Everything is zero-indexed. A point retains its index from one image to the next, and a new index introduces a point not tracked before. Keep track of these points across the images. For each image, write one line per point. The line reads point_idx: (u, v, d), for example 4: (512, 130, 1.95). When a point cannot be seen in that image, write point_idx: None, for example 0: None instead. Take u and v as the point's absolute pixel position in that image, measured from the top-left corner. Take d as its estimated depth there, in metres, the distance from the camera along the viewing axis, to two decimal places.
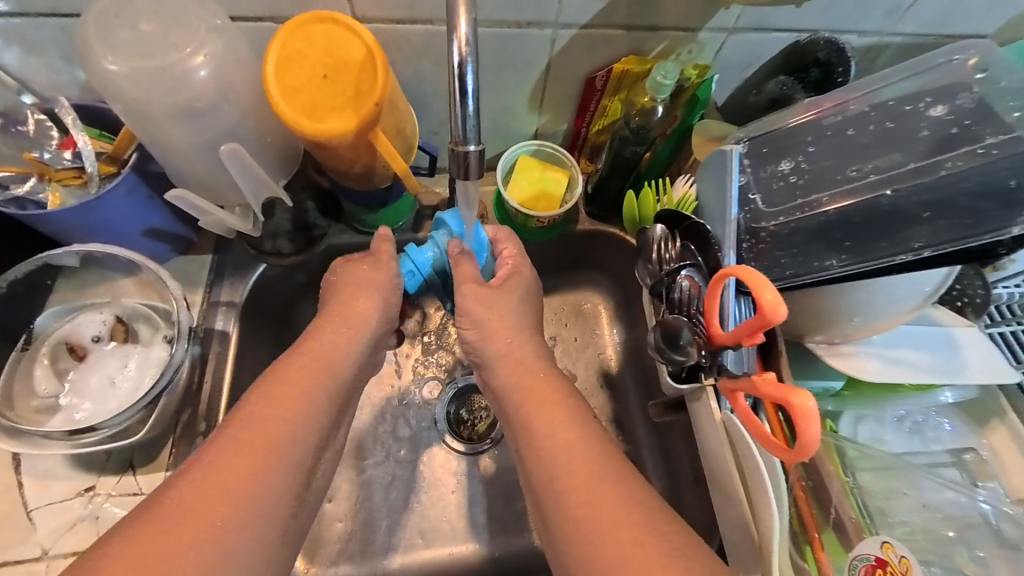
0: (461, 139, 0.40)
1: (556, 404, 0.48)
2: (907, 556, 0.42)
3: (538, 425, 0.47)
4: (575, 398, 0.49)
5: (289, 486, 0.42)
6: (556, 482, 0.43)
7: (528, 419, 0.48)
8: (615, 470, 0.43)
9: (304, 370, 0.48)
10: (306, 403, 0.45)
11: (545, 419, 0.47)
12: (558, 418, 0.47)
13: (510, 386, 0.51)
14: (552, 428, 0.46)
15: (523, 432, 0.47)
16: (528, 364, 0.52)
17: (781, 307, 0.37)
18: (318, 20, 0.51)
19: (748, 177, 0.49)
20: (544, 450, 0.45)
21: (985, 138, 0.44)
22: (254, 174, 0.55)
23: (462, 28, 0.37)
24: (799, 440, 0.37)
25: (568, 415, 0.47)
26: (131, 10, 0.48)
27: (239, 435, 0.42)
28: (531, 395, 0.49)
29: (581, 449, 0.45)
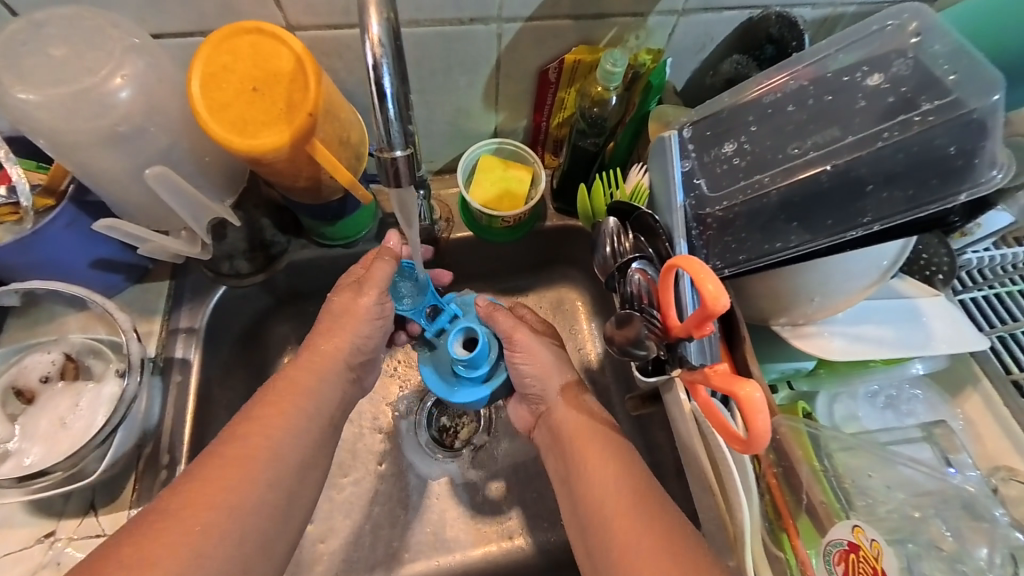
0: (386, 145, 0.38)
1: (599, 447, 0.51)
2: (877, 539, 0.42)
3: (586, 461, 0.51)
4: (618, 438, 0.53)
5: (272, 497, 0.47)
6: (602, 514, 0.47)
7: (575, 454, 0.52)
8: (657, 509, 0.46)
9: (290, 391, 0.53)
10: (292, 424, 0.51)
11: (590, 458, 0.51)
12: (601, 458, 0.50)
13: (561, 423, 0.55)
14: (596, 466, 0.50)
15: (575, 471, 0.51)
16: (574, 405, 0.56)
17: (723, 296, 0.36)
18: (243, 31, 0.49)
19: (692, 163, 0.48)
20: (590, 484, 0.49)
21: (922, 105, 0.42)
22: (187, 196, 0.53)
23: (375, 28, 0.35)
24: (750, 433, 0.37)
25: (611, 454, 0.51)
26: (44, 35, 0.47)
27: (226, 451, 0.47)
28: (578, 434, 0.53)
29: (620, 485, 0.48)
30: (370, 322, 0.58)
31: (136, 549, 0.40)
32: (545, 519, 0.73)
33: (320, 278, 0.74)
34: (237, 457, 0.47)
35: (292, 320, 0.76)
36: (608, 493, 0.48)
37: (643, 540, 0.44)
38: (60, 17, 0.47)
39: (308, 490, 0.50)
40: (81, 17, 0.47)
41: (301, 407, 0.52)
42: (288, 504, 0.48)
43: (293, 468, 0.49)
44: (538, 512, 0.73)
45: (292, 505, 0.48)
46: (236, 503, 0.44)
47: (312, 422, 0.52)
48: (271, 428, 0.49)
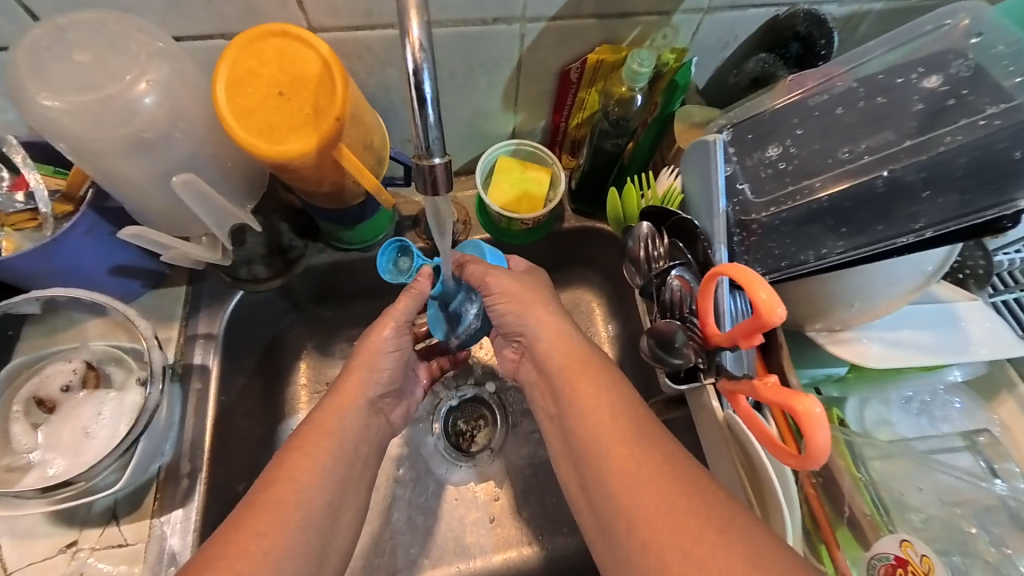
0: (423, 152, 0.37)
1: (593, 385, 0.48)
2: (927, 554, 0.41)
3: (578, 393, 0.48)
4: (611, 375, 0.49)
5: (305, 543, 0.45)
6: (601, 455, 0.44)
7: (567, 385, 0.49)
8: (658, 445, 0.43)
9: (315, 434, 0.51)
10: (321, 470, 0.49)
11: (584, 397, 0.47)
12: (594, 397, 0.47)
13: (548, 362, 0.51)
14: (589, 406, 0.47)
15: (567, 413, 0.48)
16: (560, 342, 0.52)
17: (778, 306, 0.35)
18: (268, 34, 0.47)
19: (735, 166, 0.47)
20: (583, 416, 0.47)
21: (985, 109, 0.41)
22: (214, 203, 0.53)
23: (415, 32, 0.34)
24: (809, 448, 0.36)
25: (603, 389, 0.48)
26: (65, 40, 0.45)
27: (267, 493, 0.46)
28: (569, 373, 0.50)
29: (616, 426, 0.45)
30: (392, 355, 0.57)
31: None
32: (565, 523, 0.72)
33: (336, 282, 0.73)
34: (266, 513, 0.45)
35: (308, 324, 0.75)
36: (604, 433, 0.45)
37: (645, 479, 0.41)
38: (81, 20, 0.46)
39: (346, 519, 0.50)
40: (104, 21, 0.46)
41: (329, 450, 0.50)
42: (323, 548, 0.47)
43: (326, 509, 0.48)
44: (558, 517, 0.72)
45: (327, 547, 0.47)
46: (267, 553, 0.43)
47: (342, 464, 0.51)
48: (299, 480, 0.47)
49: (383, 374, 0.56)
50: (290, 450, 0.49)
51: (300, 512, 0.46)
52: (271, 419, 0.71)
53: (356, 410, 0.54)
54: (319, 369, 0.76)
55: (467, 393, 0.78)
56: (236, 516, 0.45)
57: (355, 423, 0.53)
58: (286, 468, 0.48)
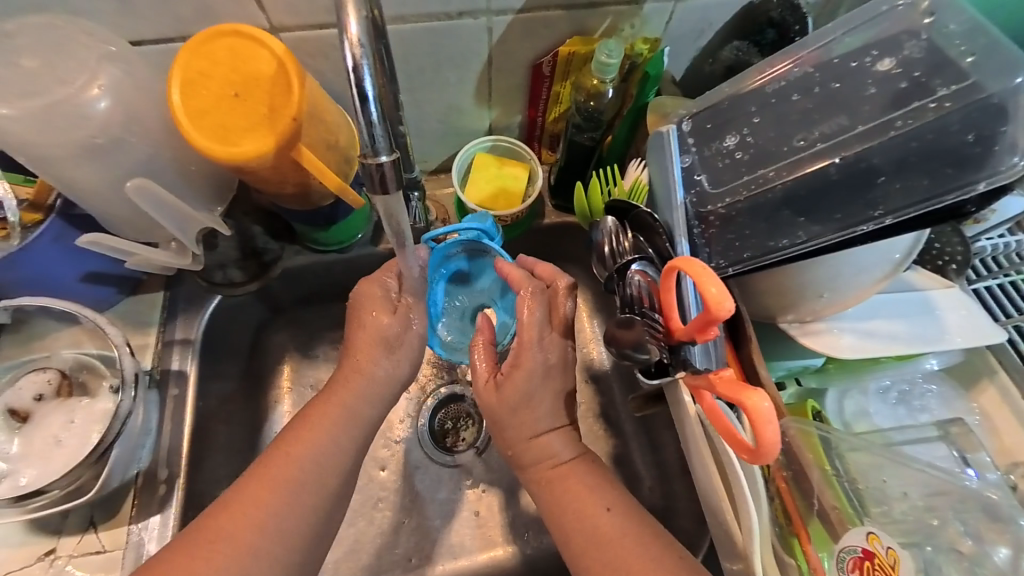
0: (369, 150, 0.37)
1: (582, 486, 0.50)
2: (893, 547, 0.41)
3: (572, 496, 0.49)
4: (597, 479, 0.50)
5: (317, 498, 0.49)
6: (591, 553, 0.46)
7: (561, 491, 0.50)
8: (651, 547, 0.45)
9: (329, 408, 0.53)
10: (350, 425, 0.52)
11: (575, 506, 0.49)
12: (581, 504, 0.48)
13: (534, 469, 0.52)
14: (574, 514, 0.48)
15: (554, 522, 0.49)
16: (548, 455, 0.51)
17: (727, 300, 0.35)
18: (221, 35, 0.47)
19: (693, 158, 0.46)
20: (576, 519, 0.48)
21: (938, 90, 0.40)
22: (173, 209, 0.52)
23: (351, 28, 0.33)
24: (759, 443, 0.36)
25: (592, 489, 0.49)
26: (14, 46, 0.45)
27: (271, 464, 0.49)
28: (555, 479, 0.51)
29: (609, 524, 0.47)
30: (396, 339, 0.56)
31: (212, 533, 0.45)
32: None
33: (314, 285, 0.73)
34: (296, 455, 0.49)
35: (289, 326, 0.75)
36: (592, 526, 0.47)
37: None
38: (32, 26, 0.45)
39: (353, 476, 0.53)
40: (54, 26, 0.46)
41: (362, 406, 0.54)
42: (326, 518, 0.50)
43: (346, 470, 0.51)
44: (541, 517, 0.71)
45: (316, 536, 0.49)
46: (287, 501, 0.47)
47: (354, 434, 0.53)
48: (323, 433, 0.51)
49: (386, 357, 0.56)
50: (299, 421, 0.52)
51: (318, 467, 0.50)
52: (253, 422, 0.71)
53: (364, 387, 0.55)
54: (301, 372, 0.75)
55: (453, 393, 0.78)
56: (249, 476, 0.48)
57: (364, 398, 0.54)
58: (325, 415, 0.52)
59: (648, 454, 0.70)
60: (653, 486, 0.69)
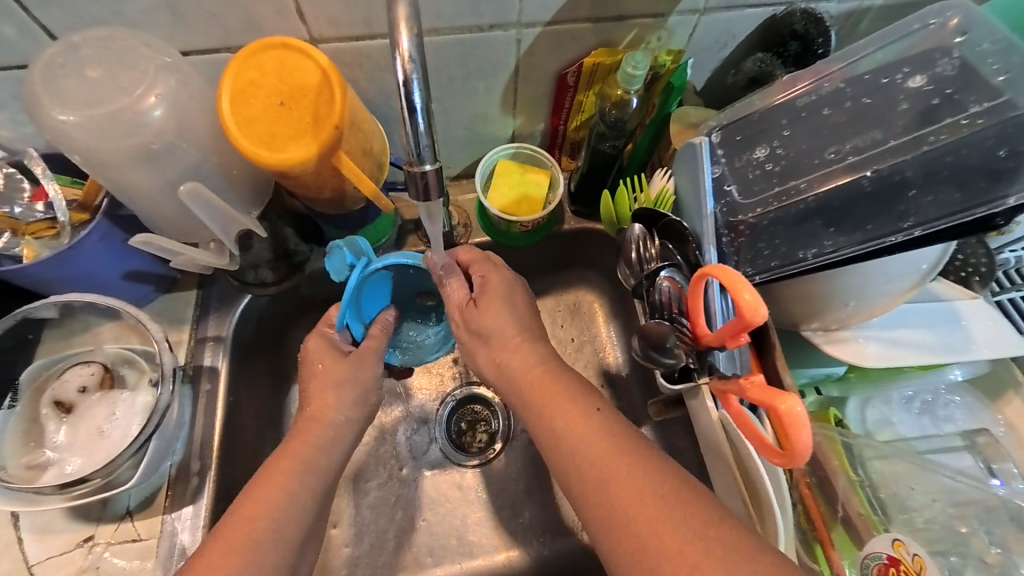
0: (415, 159, 0.39)
1: (562, 397, 0.49)
2: (920, 554, 0.41)
3: (553, 406, 0.49)
4: (581, 385, 0.51)
5: (296, 524, 0.48)
6: (573, 467, 0.45)
7: (541, 401, 0.50)
8: (633, 449, 0.44)
9: (297, 452, 0.52)
10: (309, 446, 0.52)
11: (556, 414, 0.48)
12: (565, 406, 0.48)
13: (516, 374, 0.52)
14: (560, 419, 0.48)
15: (536, 422, 0.50)
16: (530, 359, 0.52)
17: (761, 307, 0.36)
18: (270, 47, 0.49)
19: (723, 168, 0.47)
20: (556, 425, 0.48)
21: (969, 107, 0.41)
22: (219, 210, 0.54)
23: (404, 44, 0.35)
24: (791, 446, 0.37)
25: (573, 398, 0.49)
26: (78, 57, 0.48)
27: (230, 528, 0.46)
28: (537, 389, 0.51)
29: (590, 429, 0.46)
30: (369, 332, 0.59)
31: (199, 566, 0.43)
32: (565, 524, 0.72)
33: (339, 286, 0.74)
34: (274, 477, 0.50)
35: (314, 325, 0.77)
36: (571, 432, 0.47)
37: (619, 476, 0.43)
38: (93, 38, 0.48)
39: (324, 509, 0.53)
40: (114, 38, 0.48)
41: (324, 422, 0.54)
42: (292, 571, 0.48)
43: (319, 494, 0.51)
44: (558, 518, 0.72)
45: None
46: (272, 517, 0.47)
47: (323, 473, 0.52)
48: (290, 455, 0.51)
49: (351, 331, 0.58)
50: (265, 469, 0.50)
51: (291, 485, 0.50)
52: (279, 418, 0.73)
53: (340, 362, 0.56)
54: None
55: (470, 394, 0.79)
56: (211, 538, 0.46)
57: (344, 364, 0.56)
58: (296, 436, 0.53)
59: None
60: None
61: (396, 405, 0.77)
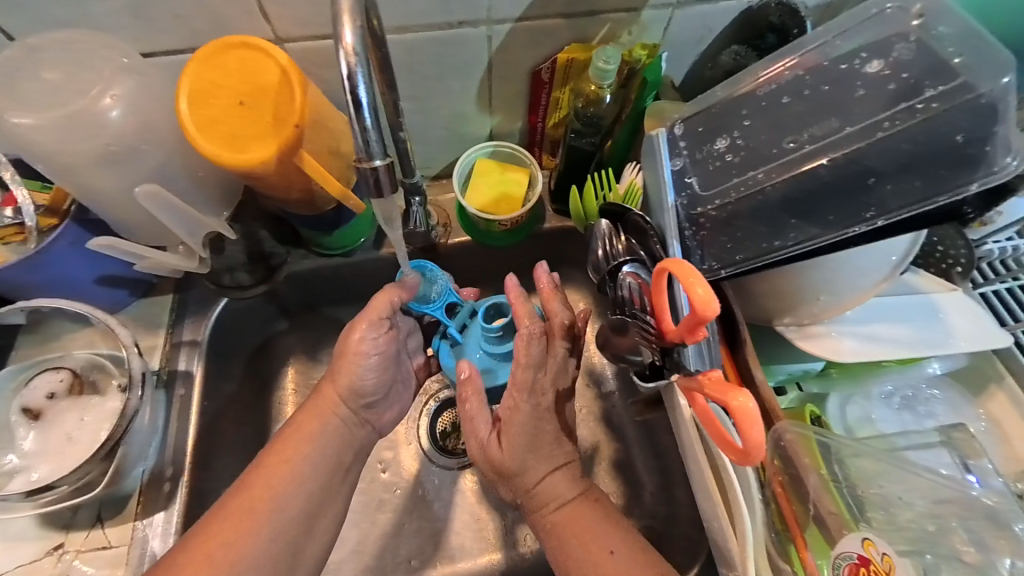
0: (364, 155, 0.38)
1: (584, 524, 0.50)
2: (888, 553, 0.40)
3: (578, 539, 0.49)
4: (601, 517, 0.50)
5: (290, 501, 0.51)
6: None
7: (563, 537, 0.50)
8: None
9: (293, 435, 0.55)
10: (327, 426, 0.56)
11: (582, 550, 0.48)
12: (587, 541, 0.49)
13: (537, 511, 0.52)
14: (584, 560, 0.48)
15: (561, 557, 0.50)
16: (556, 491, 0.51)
17: (713, 301, 0.35)
18: (229, 46, 0.49)
19: (684, 161, 0.46)
20: (580, 561, 0.48)
21: (924, 92, 0.40)
22: (183, 212, 0.54)
23: (348, 38, 0.34)
24: (745, 444, 0.35)
25: (596, 533, 0.49)
26: (37, 60, 0.47)
27: (233, 502, 0.50)
28: (558, 523, 0.50)
29: (616, 564, 0.47)
30: (382, 362, 0.59)
31: (214, 527, 0.48)
32: None
33: (318, 290, 0.74)
34: (282, 452, 0.54)
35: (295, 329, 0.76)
36: (597, 569, 0.47)
37: None
38: (51, 40, 0.48)
39: (350, 477, 0.58)
40: (72, 40, 0.48)
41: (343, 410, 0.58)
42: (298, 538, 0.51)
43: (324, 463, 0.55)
44: None
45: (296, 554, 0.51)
46: (275, 507, 0.51)
47: (321, 463, 0.55)
48: (309, 429, 0.56)
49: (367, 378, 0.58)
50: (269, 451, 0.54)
51: (309, 456, 0.54)
52: (259, 422, 0.72)
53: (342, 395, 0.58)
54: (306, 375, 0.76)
55: (454, 396, 0.78)
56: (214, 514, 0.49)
57: (336, 428, 0.57)
58: (298, 425, 0.56)
59: (650, 458, 0.70)
60: (654, 492, 0.69)
61: None
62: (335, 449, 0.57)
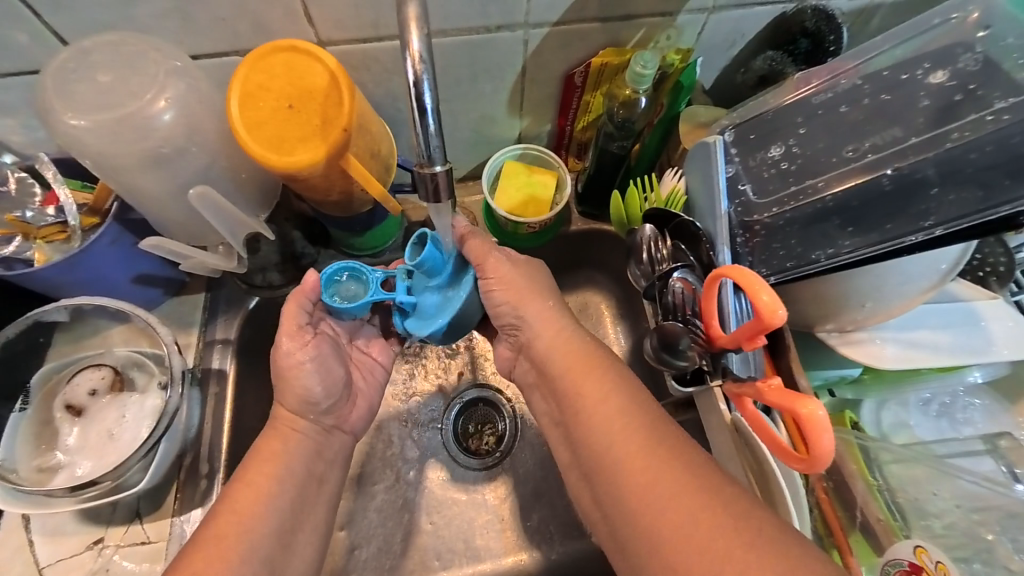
0: (425, 161, 0.39)
1: (597, 372, 0.49)
2: (943, 561, 0.40)
3: (586, 383, 0.48)
4: (622, 372, 0.49)
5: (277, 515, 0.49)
6: (603, 447, 0.45)
7: (574, 380, 0.49)
8: (674, 441, 0.43)
9: (266, 460, 0.52)
10: (290, 445, 0.54)
11: (593, 390, 0.48)
12: (599, 385, 0.48)
13: (551, 359, 0.52)
14: (589, 403, 0.47)
15: (569, 391, 0.49)
16: (568, 343, 0.52)
17: (779, 308, 0.36)
18: (278, 49, 0.49)
19: (737, 167, 0.47)
20: (585, 401, 0.47)
21: (995, 103, 0.40)
22: (229, 214, 0.55)
23: (415, 44, 0.35)
24: (812, 451, 0.36)
25: (612, 381, 0.48)
26: (89, 62, 0.48)
27: (214, 526, 0.47)
28: (572, 364, 0.50)
29: (625, 410, 0.46)
30: (319, 367, 0.56)
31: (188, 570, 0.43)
32: (574, 527, 0.72)
33: None
34: (251, 476, 0.50)
35: None
36: (605, 408, 0.46)
37: (654, 463, 0.42)
38: (104, 43, 0.48)
39: (327, 489, 0.55)
40: (123, 43, 0.48)
41: (304, 420, 0.55)
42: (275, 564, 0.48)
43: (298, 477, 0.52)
44: (567, 522, 0.72)
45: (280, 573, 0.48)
46: (252, 528, 0.47)
47: (292, 485, 0.51)
48: (274, 450, 0.53)
49: (315, 390, 0.55)
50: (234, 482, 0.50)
51: (281, 476, 0.51)
52: None
53: (300, 422, 0.55)
54: None
55: (477, 396, 0.78)
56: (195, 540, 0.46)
57: (303, 443, 0.54)
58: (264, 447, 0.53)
59: None
60: None
61: (402, 408, 0.76)
62: (306, 463, 0.54)
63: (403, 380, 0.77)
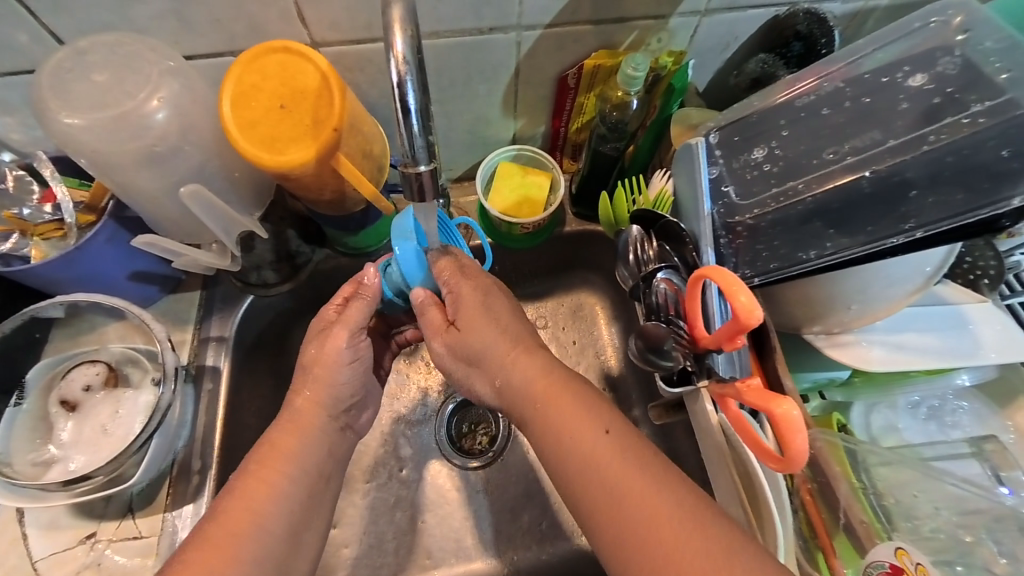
0: (410, 160, 0.39)
1: (569, 402, 0.44)
2: (922, 563, 0.41)
3: (559, 420, 0.44)
4: (593, 399, 0.45)
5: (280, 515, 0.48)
6: (586, 492, 0.41)
7: (545, 416, 0.45)
8: (659, 476, 0.40)
9: (274, 458, 0.50)
10: (306, 441, 0.52)
11: (565, 428, 0.43)
12: (574, 420, 0.43)
13: (517, 393, 0.47)
14: (574, 442, 0.43)
15: (542, 431, 0.45)
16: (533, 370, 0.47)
17: (757, 309, 0.36)
18: (271, 51, 0.50)
19: (721, 169, 0.47)
20: (562, 438, 0.43)
21: (971, 106, 0.41)
22: (220, 212, 0.55)
23: (398, 46, 0.36)
24: (788, 451, 0.36)
25: (584, 410, 0.44)
26: (86, 62, 0.49)
27: (215, 521, 0.46)
28: (541, 396, 0.45)
29: (605, 451, 0.41)
30: (351, 365, 0.55)
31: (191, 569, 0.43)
32: (565, 528, 0.72)
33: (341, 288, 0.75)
34: (267, 469, 0.49)
35: None
36: (582, 449, 0.42)
37: (641, 499, 0.39)
38: (100, 43, 0.49)
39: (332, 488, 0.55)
40: (120, 43, 0.49)
41: (325, 416, 0.54)
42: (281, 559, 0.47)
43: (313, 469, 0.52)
44: (559, 523, 0.72)
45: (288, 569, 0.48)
46: (261, 525, 0.47)
47: (303, 484, 0.50)
48: (289, 447, 0.51)
49: (342, 387, 0.55)
50: (243, 472, 0.49)
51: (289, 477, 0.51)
52: None
53: (319, 415, 0.54)
54: None
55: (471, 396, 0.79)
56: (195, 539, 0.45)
57: (319, 439, 0.53)
58: (272, 450, 0.50)
59: None
60: None
61: (396, 407, 0.77)
62: (317, 461, 0.52)
63: (396, 379, 0.78)
